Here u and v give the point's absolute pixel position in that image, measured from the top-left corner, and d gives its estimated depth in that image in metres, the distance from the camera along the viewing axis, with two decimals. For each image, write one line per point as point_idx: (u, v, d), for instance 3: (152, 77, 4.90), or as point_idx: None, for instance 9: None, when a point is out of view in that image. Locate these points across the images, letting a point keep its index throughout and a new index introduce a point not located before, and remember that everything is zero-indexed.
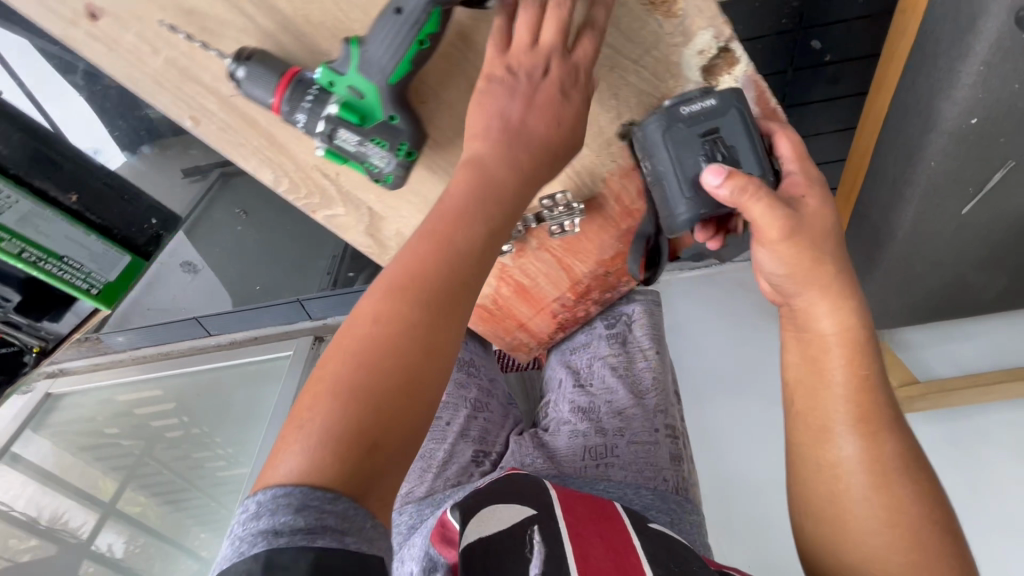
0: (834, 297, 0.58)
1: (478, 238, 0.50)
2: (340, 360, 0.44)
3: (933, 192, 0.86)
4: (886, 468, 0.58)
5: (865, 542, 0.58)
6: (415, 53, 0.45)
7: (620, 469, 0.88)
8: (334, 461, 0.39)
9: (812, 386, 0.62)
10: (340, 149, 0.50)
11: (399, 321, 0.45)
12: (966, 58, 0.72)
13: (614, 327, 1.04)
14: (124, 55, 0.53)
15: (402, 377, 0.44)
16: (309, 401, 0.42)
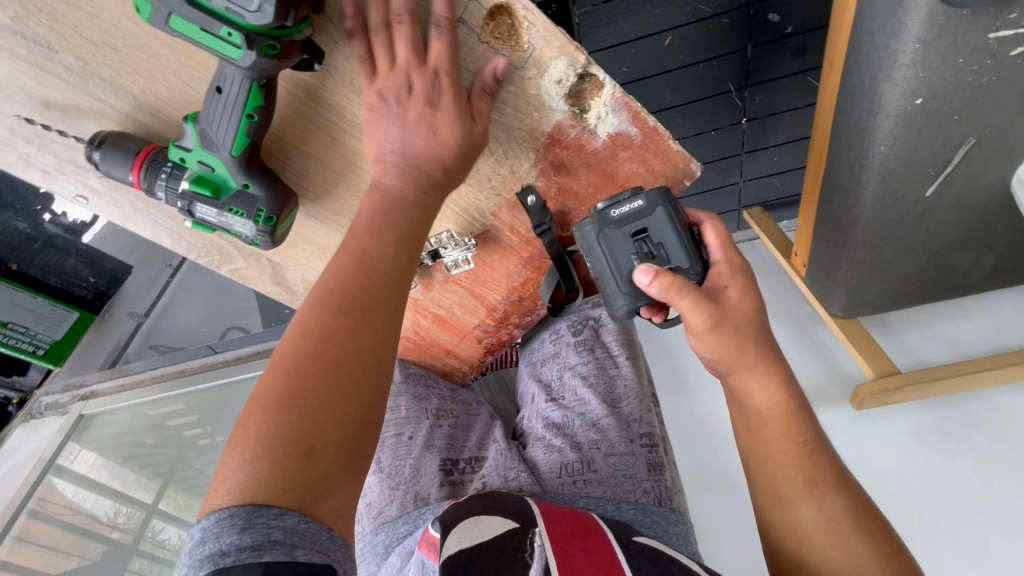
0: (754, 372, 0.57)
1: (391, 245, 0.49)
2: (272, 379, 0.43)
3: (891, 176, 0.79)
4: (847, 529, 0.55)
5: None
6: (248, 127, 0.44)
7: (598, 485, 0.77)
8: (278, 478, 0.39)
9: (759, 458, 0.59)
10: (206, 221, 0.50)
11: (327, 333, 0.45)
12: (899, 36, 0.65)
13: (580, 331, 0.93)
14: (10, 149, 0.54)
15: (335, 392, 0.43)
16: (246, 424, 0.41)
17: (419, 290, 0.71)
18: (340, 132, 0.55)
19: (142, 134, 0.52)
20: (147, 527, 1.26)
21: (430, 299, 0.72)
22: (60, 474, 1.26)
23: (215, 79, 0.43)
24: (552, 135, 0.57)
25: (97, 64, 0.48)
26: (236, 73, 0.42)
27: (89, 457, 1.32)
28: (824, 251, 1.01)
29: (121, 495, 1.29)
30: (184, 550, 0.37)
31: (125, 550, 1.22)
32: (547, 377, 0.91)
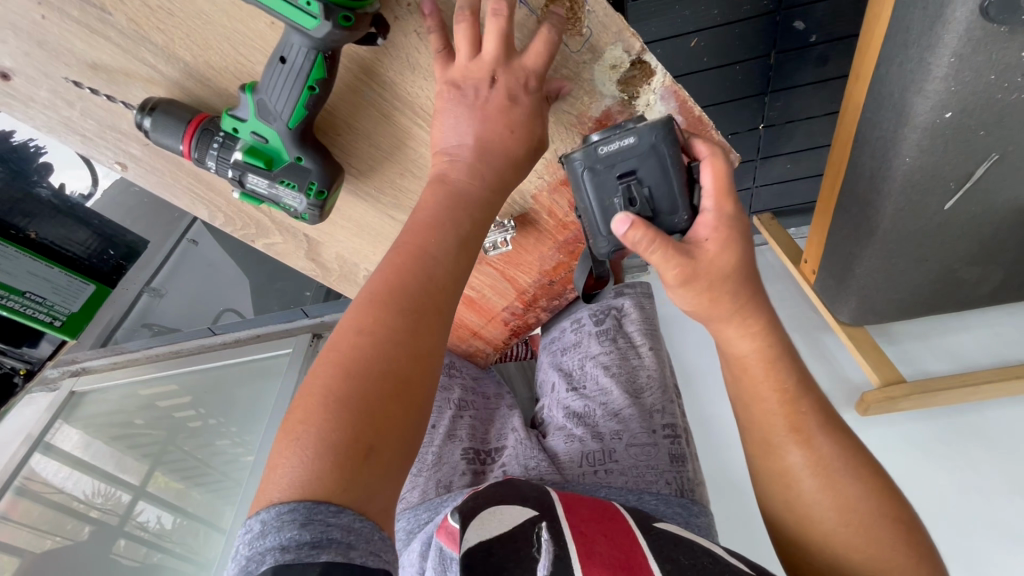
0: (744, 320, 0.55)
1: (452, 248, 0.48)
2: (326, 376, 0.42)
3: (911, 188, 0.81)
4: (833, 470, 0.54)
5: (837, 552, 0.53)
6: (308, 99, 0.44)
7: (621, 474, 0.77)
8: (337, 476, 0.37)
9: (745, 404, 0.58)
10: (255, 192, 0.50)
11: (383, 330, 0.43)
12: (935, 49, 0.67)
13: (602, 321, 0.95)
14: (52, 112, 0.54)
15: (393, 390, 0.42)
16: (303, 421, 0.40)
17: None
18: (393, 110, 0.54)
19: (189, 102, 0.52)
20: (133, 514, 1.25)
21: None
22: (48, 451, 1.29)
23: (278, 49, 0.42)
24: (599, 120, 0.58)
25: (150, 28, 0.47)
26: (302, 42, 0.41)
27: (76, 435, 1.35)
28: (837, 258, 1.03)
29: (106, 477, 1.30)
30: (240, 541, 0.36)
31: (112, 531, 1.22)
32: (569, 367, 0.93)
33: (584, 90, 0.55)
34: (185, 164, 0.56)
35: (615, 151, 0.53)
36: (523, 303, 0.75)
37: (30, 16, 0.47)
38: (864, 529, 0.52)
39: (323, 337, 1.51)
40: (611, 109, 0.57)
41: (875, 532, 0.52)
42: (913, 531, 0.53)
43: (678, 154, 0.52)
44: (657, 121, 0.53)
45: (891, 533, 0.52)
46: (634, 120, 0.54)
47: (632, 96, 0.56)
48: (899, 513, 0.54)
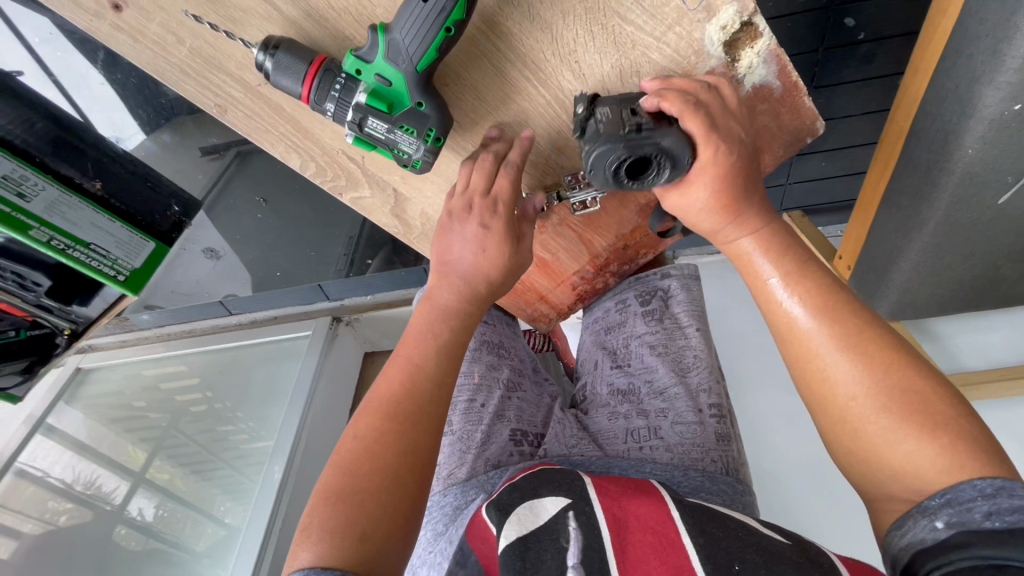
0: (740, 218, 0.57)
1: (441, 357, 0.59)
2: (334, 472, 0.52)
3: (967, 181, 0.82)
4: (853, 347, 0.51)
5: (861, 433, 0.50)
6: (443, 41, 0.44)
7: (666, 452, 0.73)
8: (343, 546, 0.46)
9: (762, 292, 0.57)
10: (370, 137, 0.50)
11: (385, 428, 0.54)
12: (1012, 40, 0.68)
13: (649, 302, 0.89)
14: (157, 46, 0.53)
15: (387, 473, 0.51)
16: (314, 510, 0.49)
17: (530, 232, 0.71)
18: (507, 61, 0.57)
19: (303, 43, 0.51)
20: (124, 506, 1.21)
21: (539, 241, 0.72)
22: (49, 432, 1.33)
23: None
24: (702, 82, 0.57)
25: None
26: None
27: (75, 416, 1.39)
28: (880, 251, 1.04)
29: (100, 462, 1.29)
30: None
31: (110, 514, 1.19)
32: (613, 346, 0.88)
33: (693, 48, 0.55)
34: (285, 108, 0.56)
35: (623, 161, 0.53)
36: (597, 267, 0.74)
37: None
38: (887, 404, 0.48)
39: (343, 320, 1.50)
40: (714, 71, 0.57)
41: (900, 407, 0.48)
42: (955, 411, 0.47)
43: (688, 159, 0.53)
44: (665, 137, 0.51)
45: (920, 408, 0.47)
46: (666, 158, 0.52)
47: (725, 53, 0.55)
48: (934, 391, 0.48)
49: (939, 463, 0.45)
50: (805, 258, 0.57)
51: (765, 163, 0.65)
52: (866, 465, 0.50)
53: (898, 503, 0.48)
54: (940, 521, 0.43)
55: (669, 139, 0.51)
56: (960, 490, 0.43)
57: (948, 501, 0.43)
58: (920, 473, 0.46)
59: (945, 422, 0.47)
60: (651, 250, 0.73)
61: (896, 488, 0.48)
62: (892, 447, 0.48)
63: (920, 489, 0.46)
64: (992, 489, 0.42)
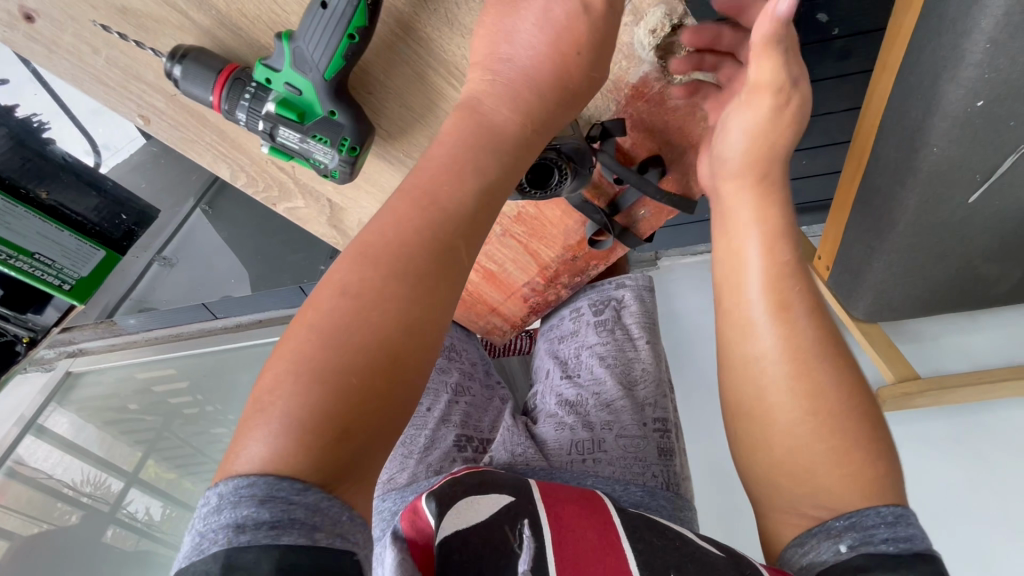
0: (754, 182, 0.57)
1: (469, 197, 0.46)
2: (310, 337, 0.41)
3: (935, 180, 0.80)
4: (811, 361, 0.51)
5: (794, 445, 0.50)
6: (347, 48, 0.44)
7: (609, 464, 0.73)
8: (300, 450, 0.36)
9: (731, 286, 0.57)
10: (285, 147, 0.50)
11: (395, 247, 0.43)
12: (970, 34, 0.66)
13: (601, 311, 0.89)
14: (72, 59, 0.51)
15: (372, 354, 0.40)
16: (274, 387, 0.39)
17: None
18: (427, 69, 0.53)
19: (217, 52, 0.50)
20: (122, 503, 1.23)
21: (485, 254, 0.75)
22: (41, 434, 1.26)
23: None
24: (635, 87, 0.58)
25: None
26: None
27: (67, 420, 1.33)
28: (854, 253, 1.02)
29: (93, 463, 1.27)
30: (196, 516, 0.36)
31: (104, 517, 1.20)
32: (564, 355, 0.89)
33: (620, 50, 0.55)
34: (209, 118, 0.55)
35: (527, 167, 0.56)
36: (544, 277, 0.75)
37: None
38: (828, 420, 0.49)
39: None
40: (649, 75, 0.57)
41: (838, 427, 0.49)
42: (882, 440, 0.49)
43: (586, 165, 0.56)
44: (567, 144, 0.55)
45: (847, 428, 0.49)
46: (563, 162, 0.55)
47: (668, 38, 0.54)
48: (868, 418, 0.50)
49: (862, 486, 0.47)
50: (793, 259, 0.55)
51: None
52: (786, 476, 0.50)
53: (807, 519, 0.48)
54: (845, 544, 0.44)
55: (567, 144, 0.55)
56: (865, 515, 0.45)
57: (852, 524, 0.45)
58: (837, 490, 0.47)
59: (873, 449, 0.48)
60: (602, 262, 0.73)
61: (808, 503, 0.49)
62: (822, 464, 0.48)
63: (834, 507, 0.47)
64: (893, 517, 0.44)
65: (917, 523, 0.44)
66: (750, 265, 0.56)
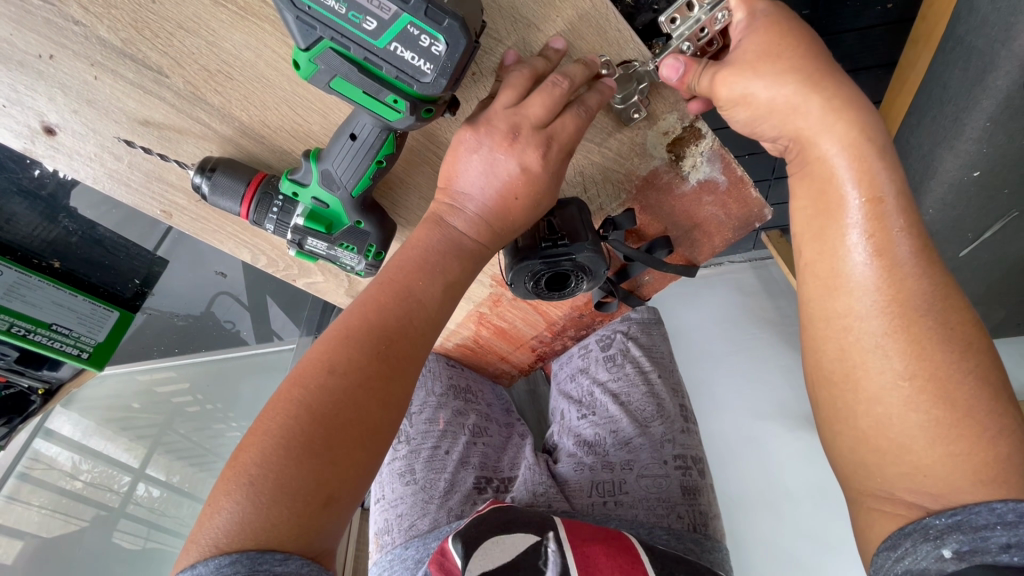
0: (838, 123, 0.41)
1: (427, 280, 0.46)
2: (285, 414, 0.40)
3: (930, 235, 0.83)
4: (920, 315, 0.39)
5: (884, 420, 0.39)
6: (375, 171, 0.45)
7: (631, 508, 0.69)
8: (270, 532, 0.36)
9: (817, 229, 0.43)
10: (313, 252, 0.51)
11: (344, 335, 0.43)
12: (970, 111, 0.67)
13: (609, 346, 0.82)
14: (96, 165, 0.50)
15: (339, 431, 0.40)
16: (241, 468, 0.38)
17: (486, 305, 0.71)
18: None
19: (242, 158, 0.50)
20: (131, 491, 1.11)
21: (497, 314, 0.72)
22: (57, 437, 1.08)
23: (349, 125, 0.42)
24: (646, 179, 0.56)
25: (207, 91, 0.45)
26: (377, 122, 0.41)
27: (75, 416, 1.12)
28: None
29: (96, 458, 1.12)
30: None
31: (110, 514, 1.07)
32: (576, 393, 0.82)
33: (635, 150, 0.54)
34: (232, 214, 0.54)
35: (542, 273, 0.53)
36: (554, 334, 0.74)
37: (80, 76, 0.43)
38: (935, 394, 0.38)
39: None
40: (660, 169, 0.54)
41: (950, 401, 0.37)
42: (1008, 420, 0.37)
43: (606, 267, 0.53)
44: (584, 253, 0.51)
45: (958, 410, 0.37)
46: (579, 271, 0.53)
47: (627, 99, 0.49)
48: (992, 392, 0.37)
49: (977, 470, 0.36)
50: (900, 187, 0.41)
51: (714, 243, 0.61)
52: (874, 456, 0.40)
53: (902, 506, 0.38)
54: (947, 549, 0.34)
55: (583, 253, 0.51)
56: (973, 513, 0.34)
57: (958, 524, 0.34)
58: (940, 474, 0.37)
59: (997, 426, 0.36)
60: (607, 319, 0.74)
61: (902, 485, 0.38)
62: (924, 443, 0.37)
63: (942, 494, 0.36)
64: (1015, 515, 0.33)
65: None
66: (845, 204, 0.41)
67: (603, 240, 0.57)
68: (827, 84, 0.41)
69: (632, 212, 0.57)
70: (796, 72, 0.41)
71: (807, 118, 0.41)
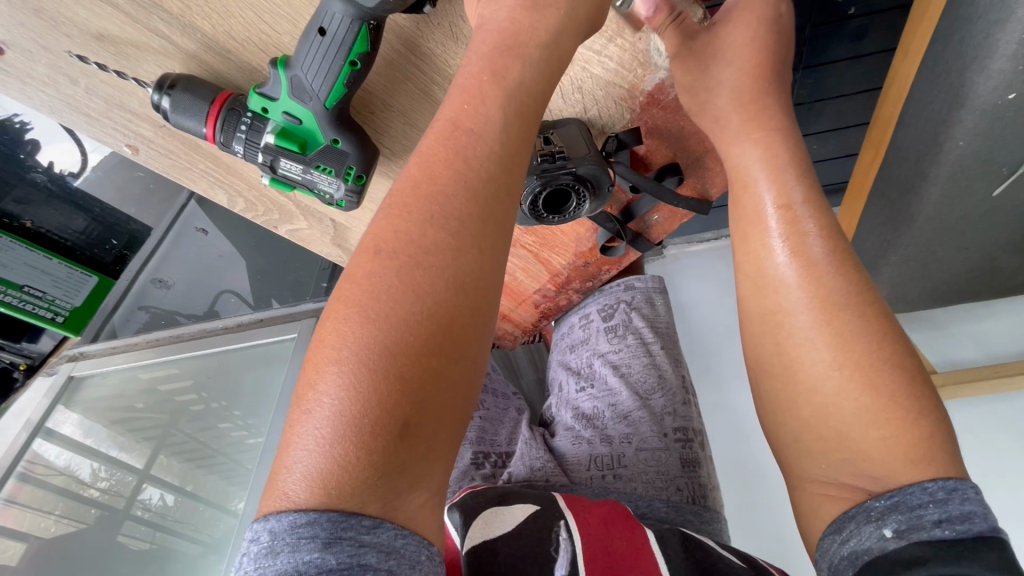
0: (758, 131, 0.45)
1: (501, 137, 0.36)
2: (350, 321, 0.32)
3: (960, 173, 0.77)
4: (845, 308, 0.38)
5: (824, 408, 0.37)
6: (349, 76, 0.40)
7: (631, 481, 0.63)
8: (348, 474, 0.29)
9: (741, 233, 0.44)
10: (287, 177, 0.47)
11: (407, 213, 0.34)
12: (1004, 25, 0.61)
13: (611, 316, 0.76)
14: (53, 90, 0.47)
15: (421, 339, 0.32)
16: (312, 393, 0.31)
17: None
18: (433, 85, 0.48)
19: (209, 78, 0.46)
20: (136, 494, 0.96)
21: None
22: (50, 436, 0.99)
23: (317, 19, 0.38)
24: (651, 95, 0.50)
25: None
26: (349, 11, 0.37)
27: (78, 416, 1.04)
28: (869, 244, 0.99)
29: (102, 456, 1.00)
30: (245, 553, 0.29)
31: (115, 516, 0.93)
32: (575, 365, 0.76)
33: (638, 59, 0.47)
34: (200, 145, 0.50)
35: (539, 190, 0.49)
36: (556, 286, 0.69)
37: None
38: (864, 381, 0.36)
39: None
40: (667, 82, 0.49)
41: (880, 388, 0.36)
42: (930, 403, 0.35)
43: (609, 182, 0.48)
44: (580, 162, 0.47)
45: (886, 394, 0.35)
46: (582, 187, 0.49)
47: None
48: (912, 375, 0.36)
49: (908, 451, 0.33)
50: (812, 191, 0.42)
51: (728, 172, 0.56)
52: (818, 446, 0.37)
53: (845, 489, 0.35)
54: (888, 529, 0.31)
55: (583, 167, 0.47)
56: (909, 493, 0.32)
57: (896, 505, 0.32)
58: (876, 459, 0.34)
59: (922, 408, 0.35)
60: (613, 267, 0.69)
61: (846, 471, 0.36)
62: (858, 430, 0.36)
63: (882, 479, 0.34)
64: (944, 493, 0.31)
65: (977, 498, 0.30)
66: (761, 211, 0.43)
67: (607, 160, 0.53)
68: (748, 110, 0.46)
69: (638, 130, 0.53)
70: (735, 84, 0.47)
71: (721, 131, 0.47)
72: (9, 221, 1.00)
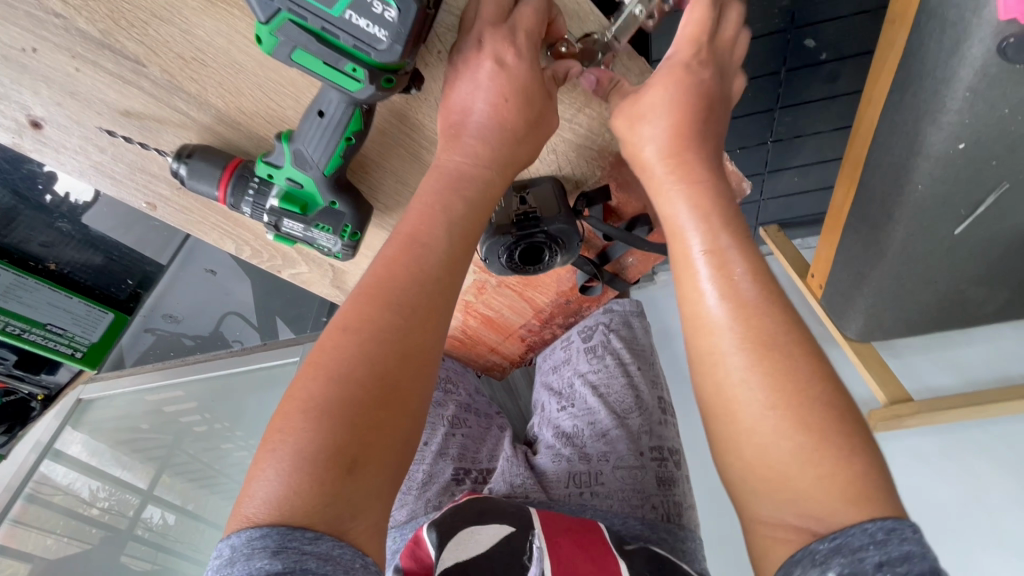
0: (694, 176, 0.47)
1: (452, 232, 0.43)
2: (317, 376, 0.37)
3: (922, 215, 0.82)
4: (773, 348, 0.41)
5: (763, 450, 0.40)
6: (346, 148, 0.46)
7: (607, 498, 0.67)
8: (303, 502, 0.33)
9: (677, 276, 0.47)
10: (290, 234, 0.52)
11: (372, 290, 0.40)
12: (950, 82, 0.67)
13: (591, 336, 0.79)
14: (82, 157, 0.53)
15: (375, 390, 0.37)
16: (279, 433, 0.36)
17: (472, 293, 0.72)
18: (421, 149, 0.53)
19: (219, 146, 0.52)
20: (138, 513, 1.01)
21: (483, 302, 0.73)
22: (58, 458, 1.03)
23: (316, 102, 0.44)
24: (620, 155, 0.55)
25: (183, 79, 0.46)
26: (343, 97, 0.42)
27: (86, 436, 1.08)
28: (844, 275, 1.04)
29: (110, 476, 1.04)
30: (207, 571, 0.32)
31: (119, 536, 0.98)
32: (557, 385, 0.80)
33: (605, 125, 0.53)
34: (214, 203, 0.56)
35: (517, 248, 0.56)
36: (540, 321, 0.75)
37: (62, 69, 0.45)
38: (798, 422, 0.39)
39: None
40: None
41: (814, 428, 0.39)
42: (864, 434, 0.39)
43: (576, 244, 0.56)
44: (550, 226, 0.54)
45: (820, 429, 0.39)
46: (554, 244, 0.55)
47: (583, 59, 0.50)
48: (842, 410, 0.39)
49: (846, 490, 0.36)
50: (738, 237, 0.45)
51: None
52: (762, 486, 0.40)
53: (791, 531, 0.38)
54: (832, 572, 0.33)
55: (555, 226, 0.54)
56: (851, 536, 0.34)
57: (839, 548, 0.34)
58: (817, 499, 0.37)
59: (852, 444, 0.38)
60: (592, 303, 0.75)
61: (789, 512, 0.38)
62: (797, 468, 0.38)
63: (827, 519, 0.36)
64: (884, 533, 0.34)
65: (915, 537, 0.33)
66: (692, 252, 0.45)
67: (579, 216, 0.58)
68: (685, 153, 0.48)
69: (607, 187, 0.58)
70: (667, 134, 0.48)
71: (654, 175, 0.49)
72: (33, 264, 0.97)
